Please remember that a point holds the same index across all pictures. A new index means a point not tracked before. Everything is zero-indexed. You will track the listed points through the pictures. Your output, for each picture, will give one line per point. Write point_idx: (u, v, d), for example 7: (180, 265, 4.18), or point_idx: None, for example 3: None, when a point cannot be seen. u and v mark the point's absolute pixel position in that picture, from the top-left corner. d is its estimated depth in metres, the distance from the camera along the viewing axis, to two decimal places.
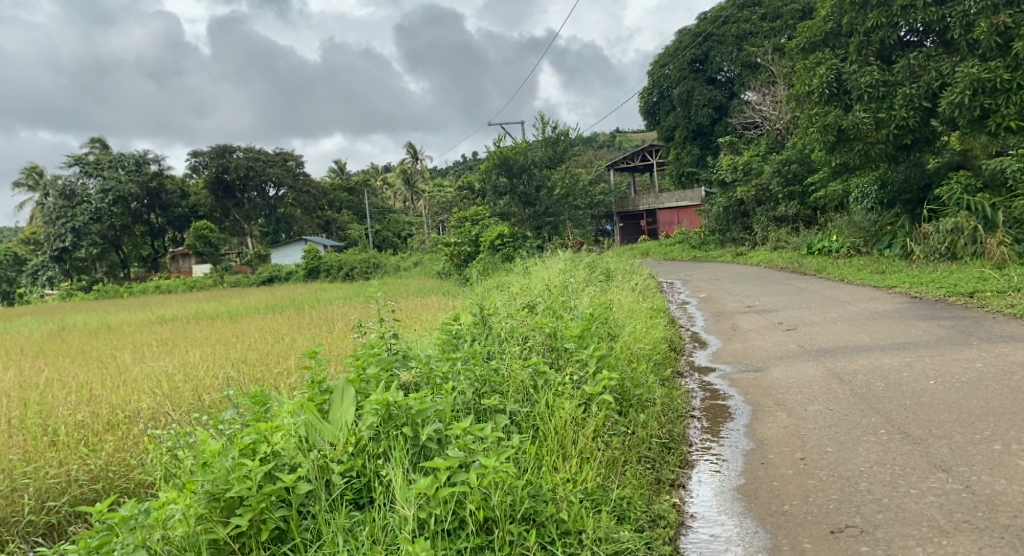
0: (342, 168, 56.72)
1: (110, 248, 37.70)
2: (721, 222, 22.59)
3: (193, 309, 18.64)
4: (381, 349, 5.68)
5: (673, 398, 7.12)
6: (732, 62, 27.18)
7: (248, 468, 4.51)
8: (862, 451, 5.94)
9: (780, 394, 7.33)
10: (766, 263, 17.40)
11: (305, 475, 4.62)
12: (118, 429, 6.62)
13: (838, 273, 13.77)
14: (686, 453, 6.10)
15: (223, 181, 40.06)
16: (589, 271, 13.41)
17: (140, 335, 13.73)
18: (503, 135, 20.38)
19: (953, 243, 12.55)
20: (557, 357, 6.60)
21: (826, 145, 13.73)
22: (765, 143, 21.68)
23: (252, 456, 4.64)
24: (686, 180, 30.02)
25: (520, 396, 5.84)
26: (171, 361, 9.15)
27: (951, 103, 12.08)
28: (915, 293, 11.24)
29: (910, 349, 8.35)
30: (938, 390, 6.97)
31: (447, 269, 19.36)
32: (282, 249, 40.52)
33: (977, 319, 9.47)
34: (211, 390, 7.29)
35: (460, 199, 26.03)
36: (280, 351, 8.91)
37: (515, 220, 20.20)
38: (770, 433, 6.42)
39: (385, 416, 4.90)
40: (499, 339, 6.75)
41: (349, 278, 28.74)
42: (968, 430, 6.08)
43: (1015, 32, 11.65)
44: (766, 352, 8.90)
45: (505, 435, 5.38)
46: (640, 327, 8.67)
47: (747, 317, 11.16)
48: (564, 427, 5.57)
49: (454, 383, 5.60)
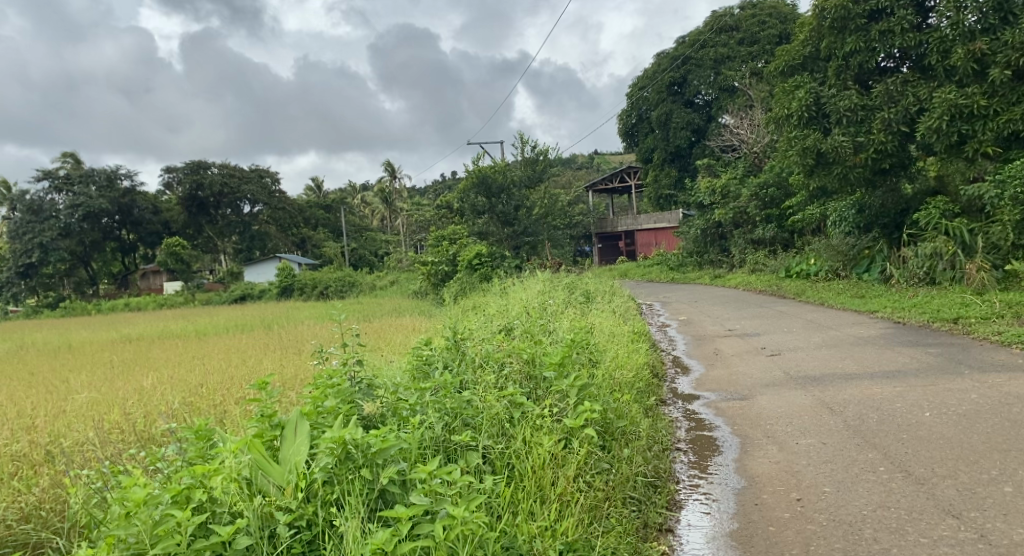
0: (319, 186, 56.09)
1: (79, 265, 36.91)
2: (699, 244, 22.29)
3: (159, 328, 17.98)
4: (342, 380, 5.18)
5: (658, 429, 6.68)
6: (709, 85, 26.95)
7: (177, 520, 4.01)
8: (863, 491, 5.52)
9: (769, 425, 6.89)
10: (745, 286, 17.04)
11: (244, 527, 4.12)
12: (60, 460, 6.04)
13: (817, 296, 13.43)
14: (673, 492, 5.64)
15: (197, 198, 39.37)
16: (567, 292, 12.99)
17: (102, 355, 13.15)
18: (481, 154, 19.94)
19: (932, 267, 12.27)
20: (535, 387, 6.12)
21: (805, 169, 13.43)
22: (744, 166, 21.38)
23: (186, 505, 4.13)
24: (664, 203, 29.76)
25: (493, 432, 5.32)
26: (128, 385, 8.59)
27: (929, 128, 11.76)
28: (898, 319, 10.86)
29: (900, 378, 7.94)
30: (935, 424, 6.56)
31: (425, 289, 18.97)
32: (256, 266, 39.48)
33: (965, 347, 9.11)
34: (164, 419, 6.74)
35: (437, 219, 25.61)
36: (245, 374, 8.40)
37: (493, 239, 19.75)
38: (762, 471, 5.97)
39: (341, 455, 4.37)
40: (472, 365, 6.25)
41: (324, 296, 28.12)
42: (974, 469, 5.69)
43: (992, 59, 11.35)
44: (751, 379, 8.47)
45: (476, 477, 4.88)
46: (622, 352, 8.22)
47: (730, 342, 10.74)
48: (541, 466, 5.09)
49: (422, 417, 5.10)
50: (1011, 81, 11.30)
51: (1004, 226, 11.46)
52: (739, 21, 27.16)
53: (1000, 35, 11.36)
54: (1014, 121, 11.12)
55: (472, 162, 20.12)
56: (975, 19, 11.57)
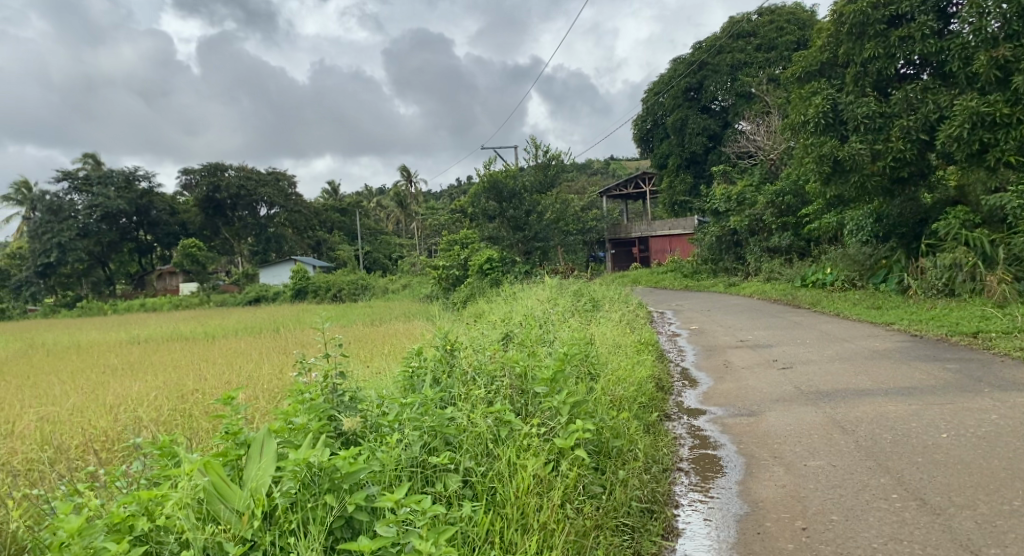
0: (335, 190, 55.93)
1: (96, 265, 36.84)
2: (714, 251, 21.89)
3: (170, 329, 17.78)
4: (318, 395, 4.89)
5: (657, 447, 6.36)
6: (726, 91, 26.52)
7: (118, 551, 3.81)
8: (873, 522, 5.25)
9: (777, 444, 6.56)
10: (758, 295, 16.64)
11: None
12: (32, 473, 5.69)
13: (832, 307, 13.04)
14: (671, 518, 5.36)
15: (214, 200, 39.27)
16: (575, 299, 12.68)
17: (105, 358, 12.92)
18: (494, 159, 19.61)
19: (951, 279, 11.86)
20: (526, 403, 5.79)
21: (821, 176, 13.03)
22: (760, 172, 21.02)
23: (129, 535, 3.95)
24: (678, 209, 29.33)
25: (476, 452, 5.04)
26: (117, 389, 8.33)
27: (949, 137, 11.39)
28: (915, 332, 10.47)
29: (916, 396, 7.58)
30: (953, 446, 6.21)
31: (435, 293, 18.72)
32: (271, 268, 39.32)
33: (985, 362, 8.73)
34: (146, 428, 6.44)
35: (451, 222, 25.34)
36: (237, 381, 8.10)
37: (504, 245, 19.27)
38: (767, 495, 5.65)
39: (304, 481, 4.15)
40: (463, 379, 5.86)
41: (337, 299, 27.92)
42: (994, 498, 5.40)
43: (1016, 67, 10.93)
44: (760, 394, 8.10)
45: (451, 508, 4.61)
46: (626, 364, 7.88)
47: (740, 353, 10.40)
48: (525, 490, 4.84)
49: (399, 435, 4.82)
50: None
51: None
52: (756, 27, 26.79)
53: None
54: None
55: (485, 166, 19.79)
56: (998, 25, 11.10)
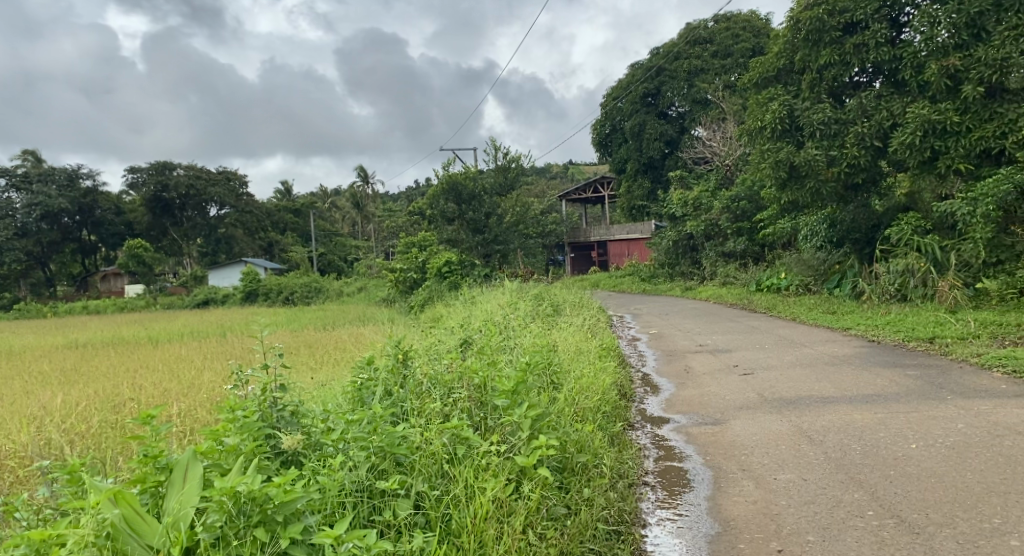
0: (289, 191, 55.01)
1: (36, 266, 35.53)
2: (670, 256, 21.69)
3: (110, 334, 17.00)
4: (253, 411, 4.47)
5: (622, 460, 6.01)
6: (682, 97, 26.40)
7: None
8: (851, 543, 4.98)
9: (744, 455, 6.23)
10: (715, 299, 16.43)
11: None
12: None
13: (788, 311, 12.84)
14: (639, 542, 5.03)
15: (162, 199, 38.13)
16: (535, 304, 12.30)
17: (39, 363, 12.18)
18: (451, 160, 19.14)
19: (904, 284, 11.71)
20: (486, 416, 5.38)
21: (777, 182, 12.78)
22: (715, 178, 20.86)
23: None
24: (636, 213, 29.16)
25: (430, 474, 4.65)
26: (43, 399, 7.70)
27: (902, 144, 11.21)
28: (872, 337, 10.27)
29: (880, 403, 7.31)
30: (924, 459, 5.92)
31: (390, 297, 18.22)
32: (220, 271, 38.70)
33: (945, 369, 8.52)
34: (68, 440, 5.97)
35: (406, 224, 24.79)
36: (174, 389, 7.65)
37: (461, 248, 18.84)
38: (737, 512, 5.33)
39: (230, 512, 3.84)
40: (418, 391, 5.44)
41: (289, 302, 27.16)
42: (973, 515, 5.15)
43: (965, 76, 10.77)
44: (722, 402, 7.78)
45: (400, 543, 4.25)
46: (587, 372, 7.49)
47: (700, 358, 10.10)
48: (483, 516, 4.49)
49: (345, 455, 4.42)
50: (984, 99, 10.72)
51: (976, 244, 10.96)
52: (712, 33, 26.73)
53: (973, 51, 10.75)
54: (986, 139, 10.62)
55: (444, 167, 19.32)
56: (948, 35, 10.95)
